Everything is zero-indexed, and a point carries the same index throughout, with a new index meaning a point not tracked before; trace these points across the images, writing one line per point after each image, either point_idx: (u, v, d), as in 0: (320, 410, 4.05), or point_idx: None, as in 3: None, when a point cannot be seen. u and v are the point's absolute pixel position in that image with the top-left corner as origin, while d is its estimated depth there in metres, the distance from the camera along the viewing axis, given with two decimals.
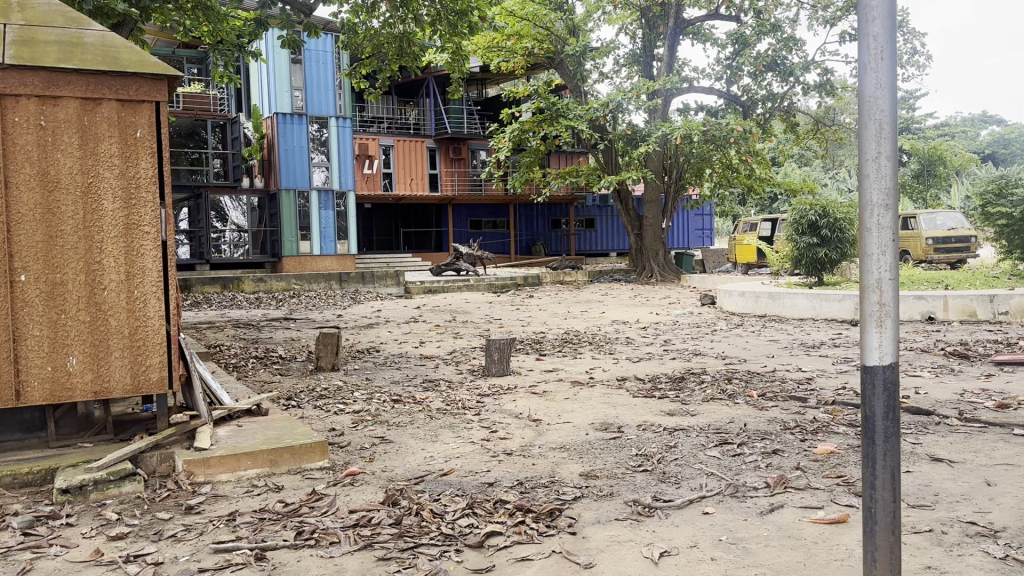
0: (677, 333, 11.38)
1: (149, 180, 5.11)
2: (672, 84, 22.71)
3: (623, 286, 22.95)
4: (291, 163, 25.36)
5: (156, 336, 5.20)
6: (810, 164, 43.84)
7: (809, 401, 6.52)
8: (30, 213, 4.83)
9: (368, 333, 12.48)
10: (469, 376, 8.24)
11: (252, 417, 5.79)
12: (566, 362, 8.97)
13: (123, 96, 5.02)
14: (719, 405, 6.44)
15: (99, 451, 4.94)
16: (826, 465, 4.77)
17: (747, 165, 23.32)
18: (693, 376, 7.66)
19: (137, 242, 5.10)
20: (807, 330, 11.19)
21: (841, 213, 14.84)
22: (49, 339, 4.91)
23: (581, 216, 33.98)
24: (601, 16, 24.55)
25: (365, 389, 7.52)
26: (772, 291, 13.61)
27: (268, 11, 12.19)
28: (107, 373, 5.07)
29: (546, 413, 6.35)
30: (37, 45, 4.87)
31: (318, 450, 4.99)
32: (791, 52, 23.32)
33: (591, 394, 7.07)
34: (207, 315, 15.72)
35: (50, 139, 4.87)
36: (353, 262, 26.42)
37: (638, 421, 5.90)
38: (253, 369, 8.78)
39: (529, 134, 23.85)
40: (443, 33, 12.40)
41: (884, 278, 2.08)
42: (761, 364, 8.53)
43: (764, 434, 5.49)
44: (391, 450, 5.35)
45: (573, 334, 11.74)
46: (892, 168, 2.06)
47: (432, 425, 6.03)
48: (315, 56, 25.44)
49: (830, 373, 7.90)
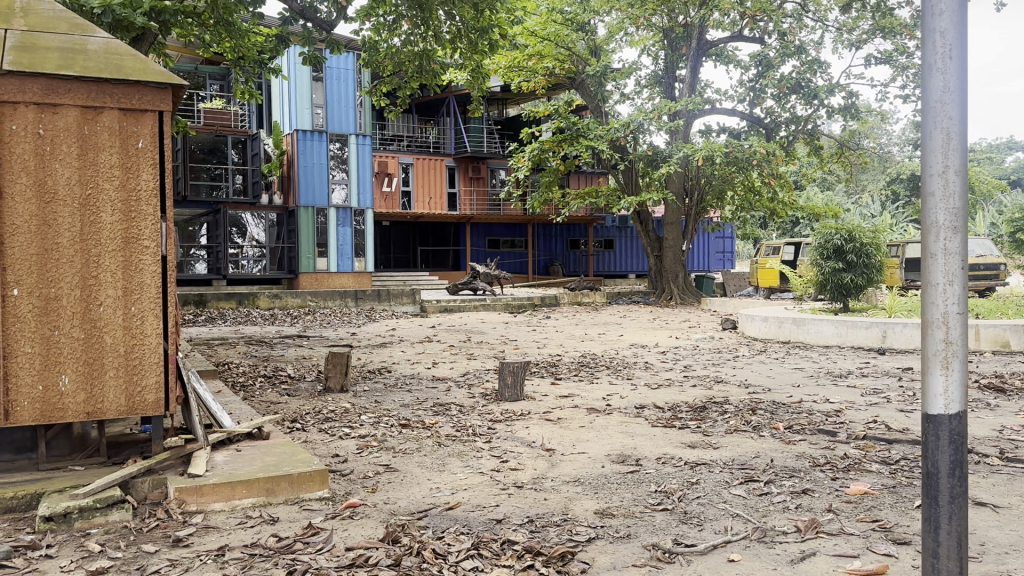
0: (698, 359, 11.06)
1: (150, 193, 4.89)
2: (694, 105, 22.42)
3: (642, 308, 22.62)
4: (310, 181, 25.33)
5: (153, 355, 4.96)
6: (832, 188, 43.40)
7: (840, 436, 6.21)
8: (25, 225, 4.63)
9: (380, 353, 12.23)
10: (482, 401, 7.95)
11: (252, 441, 5.53)
12: (582, 388, 8.66)
13: (126, 105, 4.81)
14: (743, 437, 6.11)
15: (90, 476, 4.71)
16: (860, 507, 4.46)
17: (769, 187, 22.99)
18: (716, 406, 7.33)
19: (136, 256, 4.88)
20: (833, 358, 10.82)
21: (868, 238, 14.45)
22: (41, 356, 4.69)
23: (600, 237, 33.76)
24: (623, 37, 24.38)
25: (373, 412, 7.25)
26: (797, 317, 13.24)
27: (289, 28, 12.03)
28: (101, 394, 4.84)
29: (560, 442, 6.05)
30: (38, 51, 4.70)
31: (319, 479, 4.72)
32: (816, 74, 23.00)
33: (608, 422, 6.76)
34: (220, 331, 15.59)
35: (48, 149, 4.66)
36: (370, 279, 26.28)
37: (657, 453, 5.59)
38: (260, 388, 8.53)
39: (549, 154, 23.69)
40: (464, 51, 12.20)
41: (951, 312, 2.26)
42: (787, 393, 8.17)
43: (792, 471, 5.18)
44: (395, 480, 5.06)
45: (588, 357, 11.42)
46: (960, 184, 2.23)
47: (440, 453, 5.75)
48: (335, 74, 25.48)
49: (859, 405, 7.55)
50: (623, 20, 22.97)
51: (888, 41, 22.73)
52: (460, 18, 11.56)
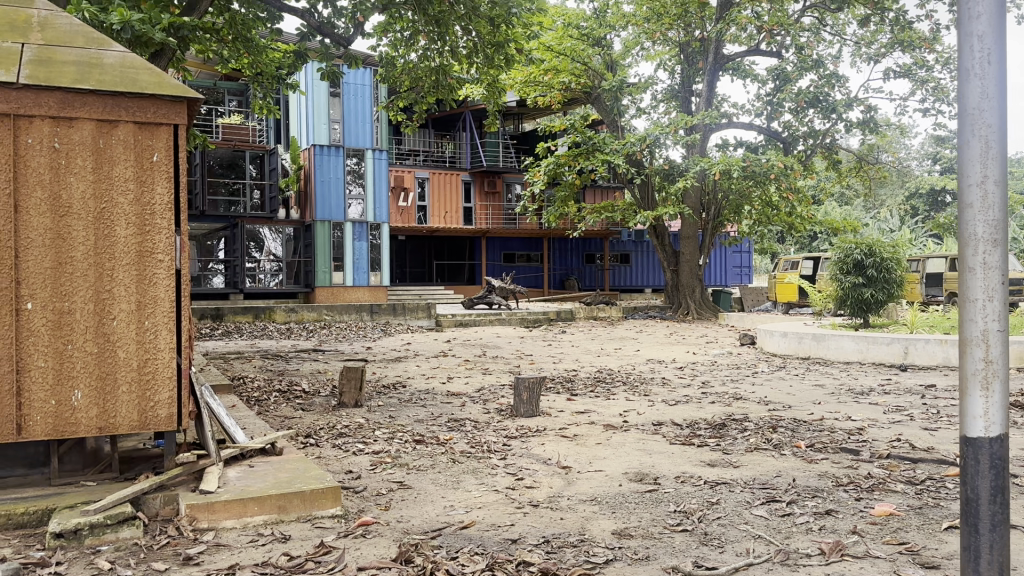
0: (716, 374, 10.93)
1: (165, 207, 4.87)
2: (711, 119, 22.35)
3: (658, 323, 22.47)
4: (326, 195, 25.42)
5: (166, 369, 4.92)
6: (850, 203, 43.14)
7: (862, 454, 6.08)
8: (39, 238, 4.61)
9: (395, 368, 12.18)
10: (497, 417, 7.86)
11: (265, 457, 5.47)
12: (598, 404, 8.56)
13: (141, 119, 4.80)
14: (763, 456, 5.99)
15: (102, 491, 4.66)
16: (885, 529, 4.34)
17: (787, 202, 22.84)
18: (736, 423, 7.20)
19: (150, 270, 4.85)
20: (854, 375, 10.66)
21: (888, 252, 14.28)
22: (54, 371, 4.66)
23: (616, 251, 33.67)
24: (639, 52, 24.35)
25: (387, 427, 7.18)
26: (816, 332, 13.08)
27: (307, 44, 12.05)
28: (114, 409, 4.80)
29: (576, 460, 5.95)
30: (54, 65, 4.69)
31: (331, 496, 4.65)
32: (834, 88, 22.87)
33: (625, 439, 6.66)
34: (236, 345, 15.59)
35: (63, 162, 4.66)
36: (385, 293, 26.29)
37: (676, 471, 5.49)
38: (274, 403, 8.48)
39: (565, 168, 23.65)
40: (480, 66, 12.19)
41: (991, 330, 2.22)
42: (808, 411, 8.03)
43: (815, 491, 5.06)
44: (409, 498, 4.98)
45: (605, 372, 11.31)
46: (998, 191, 2.20)
47: (455, 470, 5.67)
48: (352, 90, 25.55)
49: (882, 423, 7.40)
50: (639, 34, 22.98)
51: (907, 55, 22.61)
52: (477, 34, 11.57)
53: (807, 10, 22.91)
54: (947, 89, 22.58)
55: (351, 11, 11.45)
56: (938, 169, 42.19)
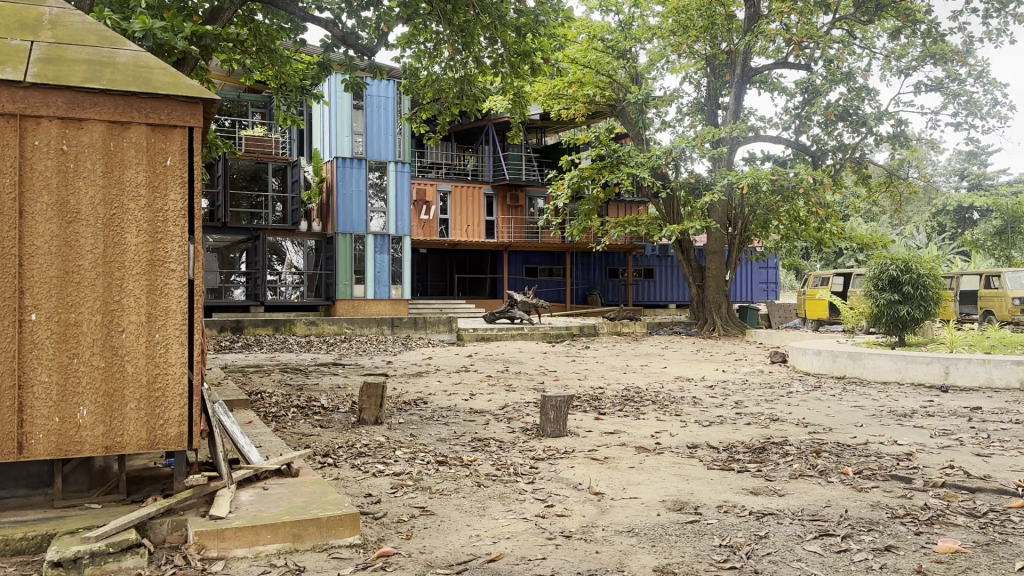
0: (749, 394, 10.51)
1: (178, 214, 4.61)
2: (738, 133, 21.95)
3: (684, 340, 21.97)
4: (348, 208, 25.25)
5: (177, 386, 4.65)
6: (877, 219, 42.43)
7: (915, 483, 5.68)
8: (45, 245, 4.36)
9: (416, 383, 11.83)
10: (523, 437, 7.51)
11: (281, 479, 5.16)
12: (628, 424, 8.18)
13: (154, 121, 4.56)
14: (809, 483, 5.61)
15: (106, 516, 4.38)
16: (953, 568, 3.94)
17: (816, 217, 22.43)
18: (776, 447, 6.81)
19: (161, 280, 4.59)
20: (893, 396, 10.21)
21: (925, 268, 13.83)
22: (58, 386, 4.39)
23: (640, 266, 33.31)
24: (664, 65, 24.08)
25: (409, 447, 6.87)
26: (852, 351, 12.62)
27: (331, 54, 11.83)
28: (121, 427, 4.53)
29: (609, 485, 5.60)
30: (64, 63, 4.47)
31: (350, 524, 4.34)
32: (864, 102, 22.41)
33: (659, 463, 6.29)
34: (255, 358, 15.34)
35: (71, 165, 4.41)
36: (407, 307, 26.09)
37: (718, 500, 5.12)
38: (292, 420, 8.18)
39: (588, 182, 23.27)
40: (506, 78, 11.91)
41: None
42: (850, 434, 7.62)
43: (870, 524, 4.68)
44: (432, 526, 4.66)
45: (633, 390, 10.94)
46: None
47: (481, 495, 5.33)
48: (375, 102, 25.49)
49: (931, 448, 7.00)
50: (665, 47, 22.73)
51: (939, 68, 22.13)
52: (502, 45, 11.29)
53: (836, 22, 22.52)
54: (980, 103, 22.09)
55: (376, 22, 11.20)
56: (965, 186, 41.51)
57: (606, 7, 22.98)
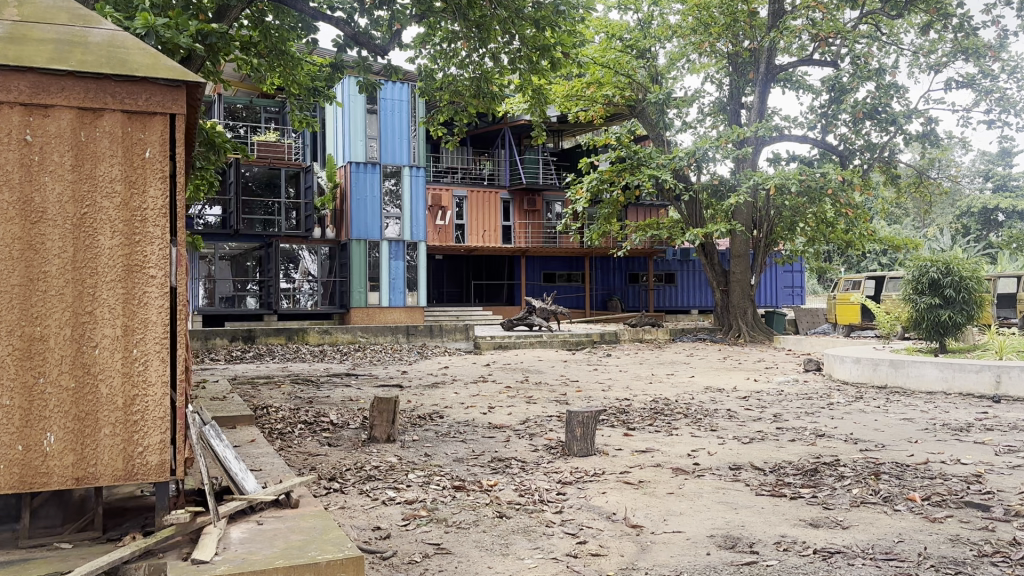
0: (787, 406, 9.84)
1: (158, 213, 4.02)
2: (763, 132, 21.27)
3: (710, 347, 21.25)
4: (363, 214, 24.79)
5: (158, 409, 4.03)
6: (900, 222, 41.61)
7: (996, 512, 5.01)
8: (6, 248, 3.78)
9: (432, 395, 11.23)
10: (546, 456, 6.90)
11: (279, 511, 4.57)
12: (660, 441, 7.54)
13: (130, 108, 3.99)
14: (873, 513, 4.97)
15: (74, 559, 3.81)
16: None
17: (845, 218, 21.69)
18: (830, 468, 6.15)
19: (139, 287, 3.99)
20: (943, 407, 9.49)
21: (968, 271, 13.06)
22: (21, 410, 3.80)
23: (661, 270, 32.73)
24: (684, 65, 23.43)
25: (422, 469, 6.26)
26: (894, 358, 11.91)
27: (343, 56, 11.24)
28: (94, 456, 3.92)
29: (648, 515, 4.97)
30: (28, 43, 3.93)
31: (352, 569, 3.72)
32: (893, 99, 21.57)
33: (700, 488, 5.66)
34: (266, 369, 14.80)
35: (36, 157, 3.84)
36: (422, 314, 25.54)
37: (774, 535, 4.50)
38: (299, 438, 7.61)
39: (608, 185, 22.49)
40: (526, 76, 11.25)
41: None
42: (906, 452, 6.94)
43: (956, 565, 4.03)
44: (448, 569, 4.06)
45: (661, 403, 10.28)
46: None
47: (502, 529, 4.72)
48: (389, 105, 24.98)
49: (999, 468, 6.31)
50: (685, 46, 22.11)
51: (971, 64, 21.34)
52: (520, 40, 10.60)
53: (863, 18, 21.69)
54: (1014, 98, 21.27)
55: (389, 21, 10.56)
56: (990, 187, 40.49)
57: (625, 5, 22.38)
